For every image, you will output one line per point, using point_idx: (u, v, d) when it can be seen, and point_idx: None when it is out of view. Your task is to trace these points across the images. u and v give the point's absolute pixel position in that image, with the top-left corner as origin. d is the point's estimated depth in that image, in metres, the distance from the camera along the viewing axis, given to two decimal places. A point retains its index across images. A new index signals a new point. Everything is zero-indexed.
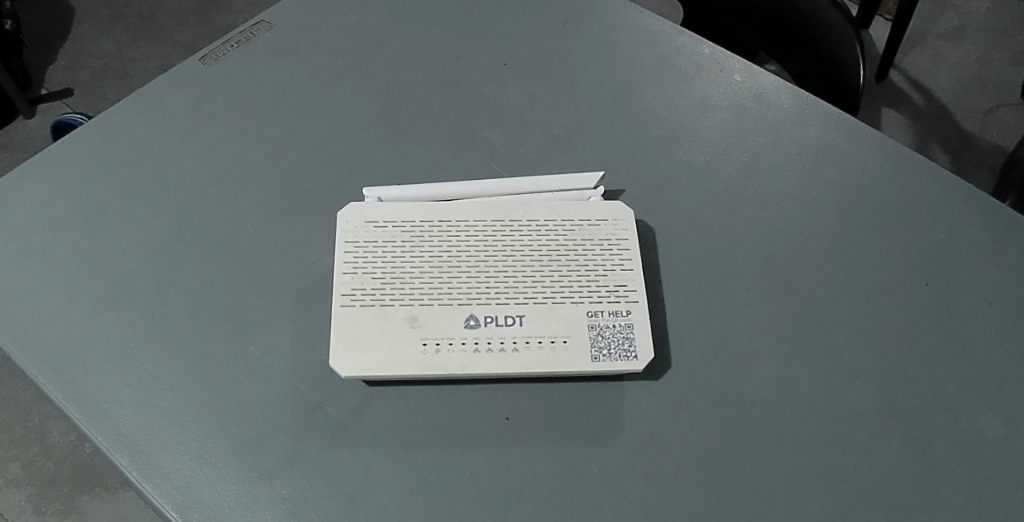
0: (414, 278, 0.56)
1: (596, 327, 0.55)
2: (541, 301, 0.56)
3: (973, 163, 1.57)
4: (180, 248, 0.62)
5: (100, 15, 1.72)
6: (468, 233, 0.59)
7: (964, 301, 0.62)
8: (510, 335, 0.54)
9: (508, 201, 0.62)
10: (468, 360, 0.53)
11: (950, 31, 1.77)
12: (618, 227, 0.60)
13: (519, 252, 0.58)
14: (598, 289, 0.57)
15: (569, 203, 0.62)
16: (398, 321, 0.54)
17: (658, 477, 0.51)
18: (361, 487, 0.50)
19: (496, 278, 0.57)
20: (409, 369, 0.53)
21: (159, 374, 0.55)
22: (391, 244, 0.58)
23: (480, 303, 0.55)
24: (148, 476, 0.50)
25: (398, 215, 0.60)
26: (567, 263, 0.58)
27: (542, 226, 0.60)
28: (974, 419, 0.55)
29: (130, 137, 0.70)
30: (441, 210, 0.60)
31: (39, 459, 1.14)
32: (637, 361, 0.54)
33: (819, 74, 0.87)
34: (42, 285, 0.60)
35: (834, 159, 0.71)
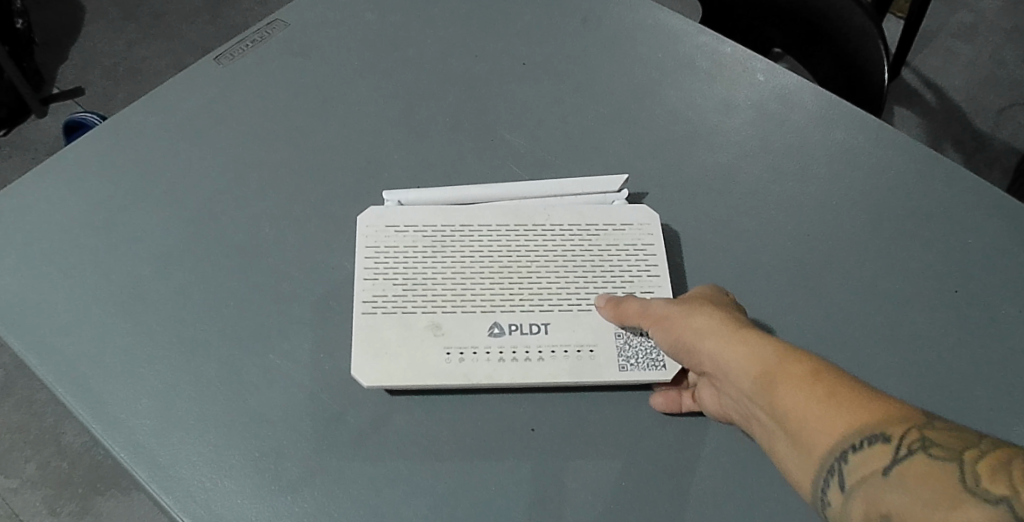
0: (436, 285, 0.55)
1: (624, 335, 0.54)
2: (566, 308, 0.55)
3: (987, 163, 1.54)
4: (197, 254, 0.61)
5: (111, 14, 1.72)
6: (491, 238, 0.58)
7: (994, 308, 0.60)
8: (536, 343, 0.53)
9: (529, 206, 0.60)
10: (493, 371, 0.52)
11: (965, 28, 1.74)
12: (643, 233, 0.59)
13: (543, 260, 0.57)
14: (625, 298, 0.56)
15: (592, 208, 0.60)
16: (420, 330, 0.53)
17: (688, 490, 0.50)
18: (384, 501, 0.49)
19: (520, 284, 0.55)
20: (432, 380, 0.51)
21: (178, 383, 0.54)
22: (411, 250, 0.57)
23: (504, 310, 0.54)
24: (167, 489, 0.49)
25: (418, 219, 0.58)
26: (593, 272, 0.57)
27: (566, 233, 0.59)
28: (1008, 432, 0.54)
29: (146, 140, 0.69)
30: (461, 214, 0.59)
31: (53, 460, 1.13)
32: (665, 371, 0.52)
33: (840, 74, 0.85)
34: (60, 292, 0.59)
35: (860, 162, 0.69)
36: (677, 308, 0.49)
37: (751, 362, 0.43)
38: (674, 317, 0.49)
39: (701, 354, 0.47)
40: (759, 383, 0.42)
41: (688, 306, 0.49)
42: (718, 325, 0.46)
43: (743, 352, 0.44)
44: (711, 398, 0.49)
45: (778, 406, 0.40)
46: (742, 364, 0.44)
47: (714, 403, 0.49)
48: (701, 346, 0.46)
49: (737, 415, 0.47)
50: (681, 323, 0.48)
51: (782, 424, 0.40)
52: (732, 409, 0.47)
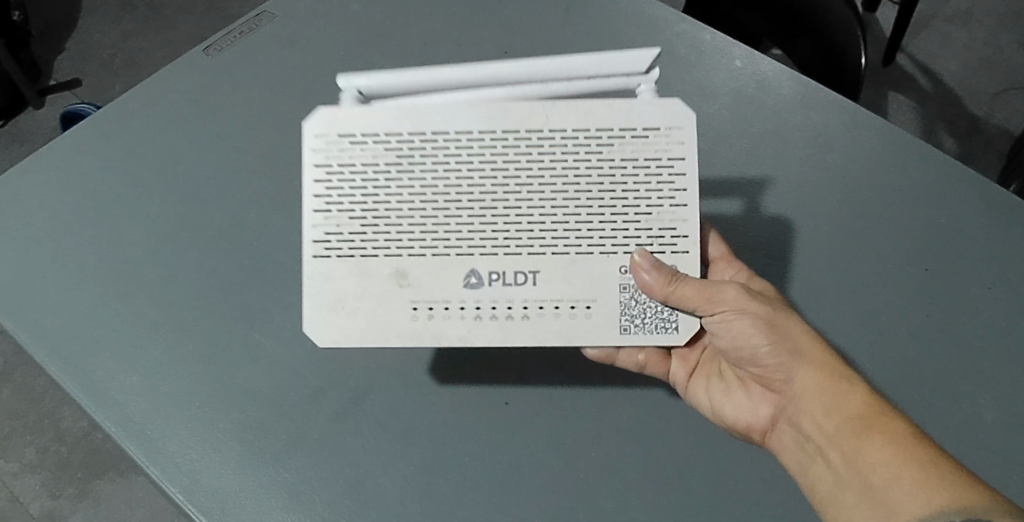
0: (399, 219, 0.47)
1: (631, 288, 0.48)
2: (560, 251, 0.48)
3: (981, 148, 1.56)
4: (184, 237, 0.63)
5: (105, 6, 1.73)
6: (469, 156, 0.46)
7: (960, 288, 0.62)
8: (520, 297, 0.48)
9: (522, 108, 0.46)
10: (470, 330, 0.48)
11: (960, 13, 1.75)
12: (671, 140, 0.47)
13: (534, 179, 0.46)
14: (637, 229, 0.47)
15: (607, 105, 0.46)
16: (384, 279, 0.48)
17: (652, 460, 0.53)
18: (367, 473, 0.52)
19: (501, 213, 0.47)
20: (399, 337, 0.48)
21: (166, 361, 0.56)
22: (369, 176, 0.47)
23: (482, 253, 0.47)
24: (154, 460, 0.51)
25: (376, 136, 0.47)
26: (597, 192, 0.47)
27: (568, 138, 0.46)
28: (959, 405, 0.57)
29: (135, 127, 0.71)
30: (435, 122, 0.46)
31: (53, 445, 1.16)
32: (676, 334, 0.49)
33: (821, 59, 0.86)
34: (51, 275, 0.61)
35: (835, 146, 0.71)
36: (782, 326, 0.48)
37: (840, 407, 0.46)
38: (769, 329, 0.48)
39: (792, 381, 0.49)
40: (855, 427, 0.44)
41: (791, 322, 0.49)
42: (823, 362, 0.48)
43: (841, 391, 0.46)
44: (749, 409, 0.52)
45: (862, 452, 0.43)
46: (841, 406, 0.46)
47: (756, 421, 0.51)
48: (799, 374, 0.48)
49: (787, 439, 0.49)
50: (780, 342, 0.48)
51: (859, 473, 0.43)
52: (781, 433, 0.50)
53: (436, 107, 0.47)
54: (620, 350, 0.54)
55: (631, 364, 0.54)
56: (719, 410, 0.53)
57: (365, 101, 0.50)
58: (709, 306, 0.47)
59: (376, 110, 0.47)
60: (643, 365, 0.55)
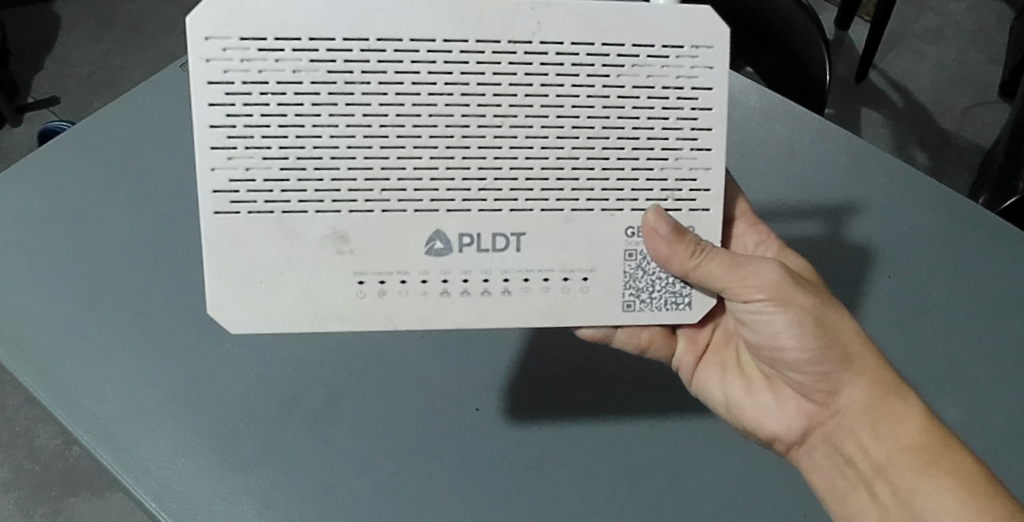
0: (336, 162, 0.42)
1: (638, 257, 0.46)
2: (552, 206, 0.45)
3: (952, 161, 1.61)
4: (161, 250, 0.64)
5: (86, 24, 1.73)
6: (432, 75, 0.42)
7: (917, 298, 0.65)
8: (499, 266, 0.45)
9: (505, 5, 0.42)
10: (435, 308, 0.45)
11: (928, 31, 1.81)
12: (697, 62, 0.44)
13: (517, 112, 0.43)
14: (649, 179, 0.45)
15: (615, 22, 0.43)
16: (317, 243, 0.43)
17: (615, 462, 0.56)
18: (343, 479, 0.52)
19: (476, 154, 0.43)
20: (339, 320, 0.44)
21: (141, 371, 0.57)
22: (290, 98, 0.41)
23: (449, 211, 0.44)
24: (126, 467, 0.52)
25: (296, 42, 0.41)
26: (600, 130, 0.44)
27: (567, 55, 0.43)
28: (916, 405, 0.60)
29: (112, 140, 0.71)
30: (382, 28, 0.41)
31: (27, 463, 1.14)
32: (688, 311, 0.48)
33: (790, 73, 0.87)
34: (24, 286, 0.61)
35: (799, 160, 0.73)
36: (833, 330, 0.48)
37: (899, 439, 0.48)
38: (815, 328, 0.47)
39: (838, 394, 0.50)
40: (915, 460, 0.47)
41: (841, 323, 0.48)
42: (875, 378, 0.49)
43: (901, 422, 0.48)
44: (778, 416, 0.53)
45: (919, 490, 0.46)
46: (897, 435, 0.48)
47: (791, 431, 0.52)
48: (847, 388, 0.49)
49: (819, 454, 0.52)
50: (833, 352, 0.48)
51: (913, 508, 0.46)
52: (813, 447, 0.52)
53: (383, 3, 0.41)
54: (620, 331, 0.57)
55: (631, 343, 0.57)
56: (749, 419, 0.54)
57: None
58: (740, 283, 0.46)
59: (297, 7, 0.41)
60: (646, 346, 0.58)
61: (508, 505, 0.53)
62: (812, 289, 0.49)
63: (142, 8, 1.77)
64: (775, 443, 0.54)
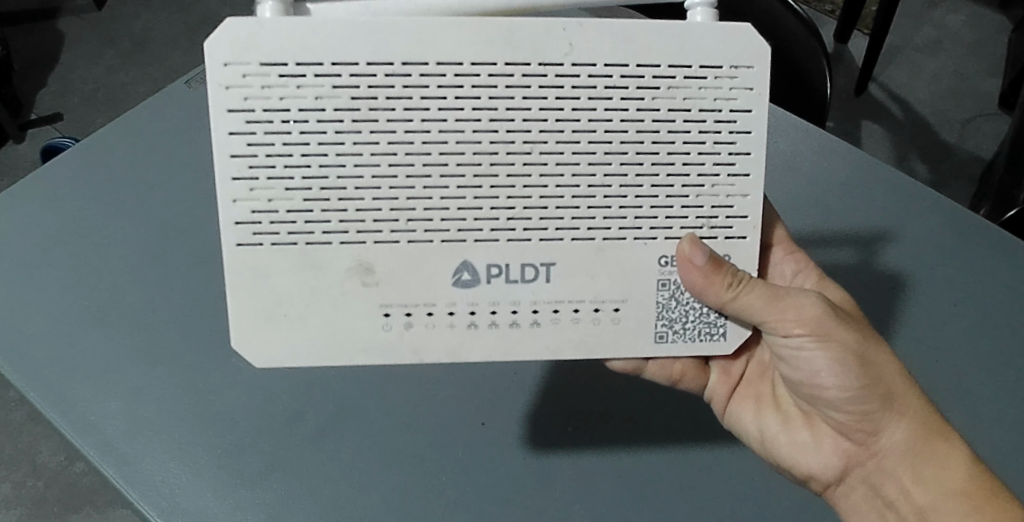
0: (360, 192, 0.41)
1: (672, 287, 0.44)
2: (583, 235, 0.43)
3: (953, 173, 1.61)
4: (167, 265, 0.64)
5: (90, 42, 1.75)
6: (458, 100, 0.40)
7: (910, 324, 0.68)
8: (526, 297, 0.44)
9: (539, 24, 0.40)
10: (463, 341, 0.44)
11: (926, 44, 1.82)
12: (735, 83, 0.42)
13: (547, 137, 0.41)
14: (684, 206, 0.43)
15: (650, 36, 0.41)
16: (341, 276, 0.42)
17: (622, 473, 0.56)
18: (348, 495, 0.53)
19: (505, 182, 0.41)
20: (363, 353, 0.43)
21: (148, 386, 0.57)
22: (313, 125, 0.40)
23: (477, 241, 0.42)
24: (134, 484, 0.52)
25: (319, 67, 0.39)
26: (635, 155, 0.42)
27: (602, 76, 0.41)
28: None
29: (118, 156, 0.72)
30: (407, 51, 0.39)
31: (29, 480, 1.14)
32: (724, 343, 0.46)
33: (792, 89, 0.87)
34: (30, 301, 0.62)
35: (799, 176, 0.77)
36: (877, 370, 0.47)
37: (947, 483, 0.47)
38: (856, 367, 0.46)
39: (878, 435, 0.49)
40: (960, 506, 0.46)
41: (884, 362, 0.47)
42: (919, 420, 0.48)
43: (947, 466, 0.47)
44: (813, 454, 0.52)
45: None
46: (940, 479, 0.48)
47: (828, 471, 0.52)
48: (889, 430, 0.49)
49: (856, 496, 0.51)
50: (875, 392, 0.47)
51: None
52: (851, 488, 0.52)
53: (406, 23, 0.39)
54: (651, 363, 0.56)
55: (662, 375, 0.57)
56: (781, 457, 0.53)
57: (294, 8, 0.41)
58: (782, 319, 0.45)
59: (315, 28, 0.39)
60: (677, 378, 0.57)
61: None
62: (855, 325, 0.47)
63: (145, 25, 1.79)
64: (812, 482, 0.53)
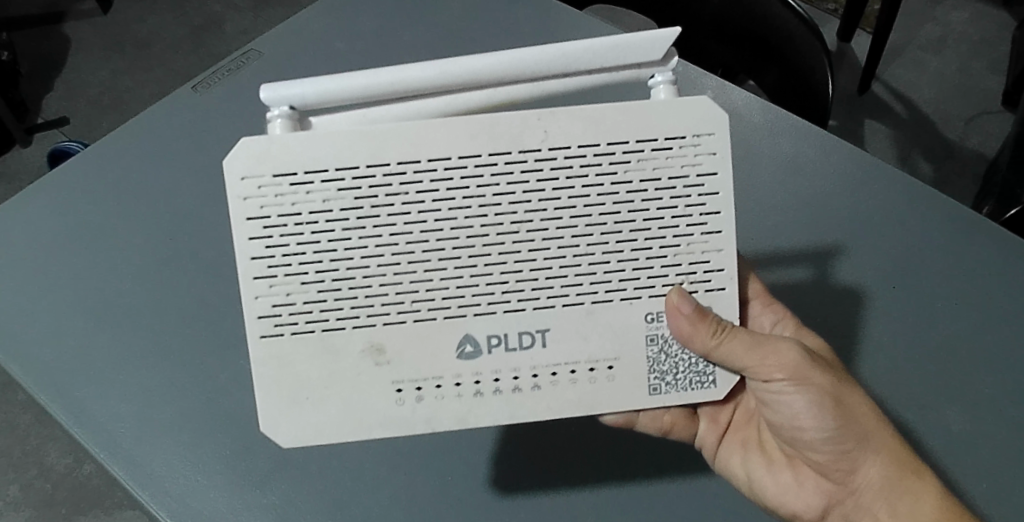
0: (368, 280, 0.42)
1: (661, 342, 0.45)
2: (573, 300, 0.44)
3: (957, 172, 1.61)
4: (173, 268, 0.65)
5: (96, 46, 1.76)
6: (450, 191, 0.42)
7: (913, 316, 0.66)
8: (529, 362, 0.44)
9: (516, 116, 0.42)
10: (472, 408, 0.44)
11: (930, 42, 1.82)
12: (699, 150, 0.43)
13: (534, 216, 0.42)
14: (663, 265, 0.44)
15: (620, 112, 0.42)
16: (355, 357, 0.43)
17: (623, 475, 0.57)
18: (355, 495, 0.54)
19: (497, 260, 0.43)
20: (382, 427, 0.44)
21: (154, 389, 0.57)
22: (323, 226, 0.41)
23: (476, 315, 0.43)
24: (143, 486, 0.53)
25: (325, 173, 0.41)
26: (615, 225, 0.43)
27: (583, 157, 0.42)
28: (919, 415, 0.61)
29: (125, 160, 0.73)
30: (401, 151, 0.41)
31: (37, 483, 1.15)
32: (714, 388, 0.47)
33: (791, 89, 0.87)
34: (38, 305, 0.62)
35: (804, 175, 0.76)
36: (852, 408, 0.48)
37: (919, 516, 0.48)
38: (833, 406, 0.47)
39: (855, 473, 0.50)
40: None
41: (858, 400, 0.48)
42: (892, 456, 0.49)
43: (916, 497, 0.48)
44: (798, 495, 0.53)
45: None
46: (914, 513, 0.48)
47: (811, 508, 0.53)
48: (864, 467, 0.50)
49: None
50: (850, 432, 0.48)
51: None
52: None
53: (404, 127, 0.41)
54: (642, 415, 0.56)
55: (653, 427, 0.56)
56: (765, 497, 0.54)
57: (299, 119, 0.43)
58: (763, 365, 0.45)
59: (323, 139, 0.41)
60: (668, 429, 0.57)
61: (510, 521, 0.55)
62: (829, 367, 0.49)
63: (150, 29, 1.80)
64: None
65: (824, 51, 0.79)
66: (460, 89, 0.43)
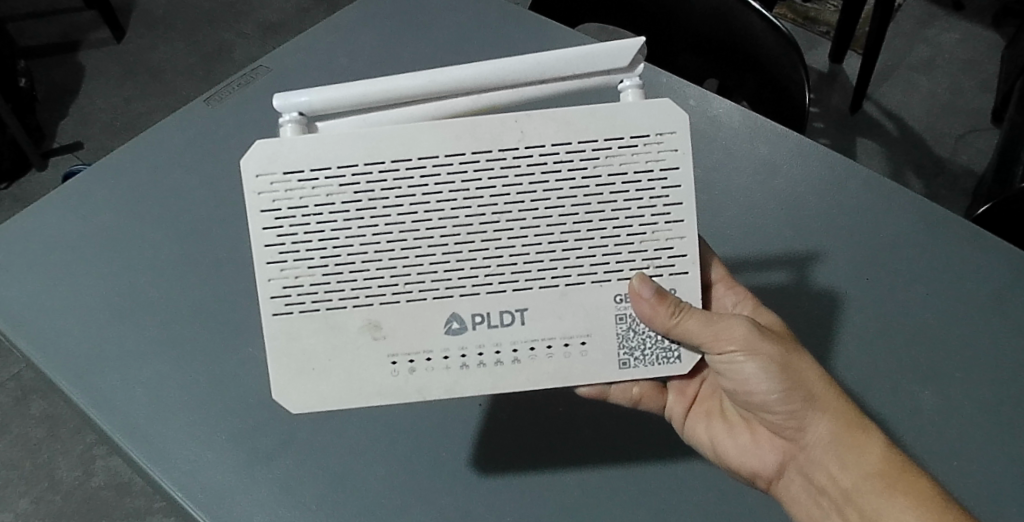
0: (365, 265, 0.46)
1: (628, 320, 0.48)
2: (549, 283, 0.47)
3: (948, 186, 1.65)
4: (185, 264, 0.69)
5: (110, 73, 1.83)
6: (439, 184, 0.45)
7: (891, 311, 0.69)
8: (511, 337, 0.48)
9: (495, 118, 0.45)
10: (458, 380, 0.47)
11: (917, 61, 1.88)
12: (662, 148, 0.47)
13: (514, 207, 0.46)
14: (631, 251, 0.48)
15: (589, 114, 0.46)
16: (354, 332, 0.47)
17: (607, 454, 0.60)
18: (359, 473, 0.58)
19: (481, 247, 0.46)
20: (378, 397, 0.47)
21: (167, 372, 0.62)
22: (325, 217, 0.45)
23: (462, 296, 0.47)
24: (155, 460, 0.57)
25: (328, 170, 0.45)
26: (586, 215, 0.47)
27: (556, 152, 0.46)
28: (897, 398, 0.64)
29: (140, 165, 0.77)
30: (394, 150, 0.45)
31: (47, 495, 1.17)
32: (678, 364, 0.50)
33: (766, 98, 0.92)
34: (61, 299, 0.67)
35: (783, 176, 0.80)
36: (798, 374, 0.52)
37: (863, 462, 0.51)
38: (780, 373, 0.51)
39: (805, 430, 0.54)
40: (876, 485, 0.50)
41: (804, 366, 0.52)
42: (836, 413, 0.52)
43: (858, 445, 0.51)
44: (755, 454, 0.57)
45: (884, 509, 0.49)
46: (858, 461, 0.51)
47: (767, 468, 0.56)
48: (812, 424, 0.53)
49: (795, 487, 0.55)
50: (797, 394, 0.52)
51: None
52: (789, 480, 0.55)
53: (390, 130, 0.45)
54: (614, 387, 0.59)
55: (624, 399, 0.59)
56: (728, 460, 0.57)
57: (308, 124, 0.47)
58: (718, 339, 0.48)
59: (325, 141, 0.45)
60: (637, 399, 0.60)
61: (504, 495, 0.58)
62: (778, 337, 0.52)
63: (163, 57, 1.87)
64: (756, 480, 0.57)
65: (799, 62, 0.84)
66: (446, 97, 0.47)
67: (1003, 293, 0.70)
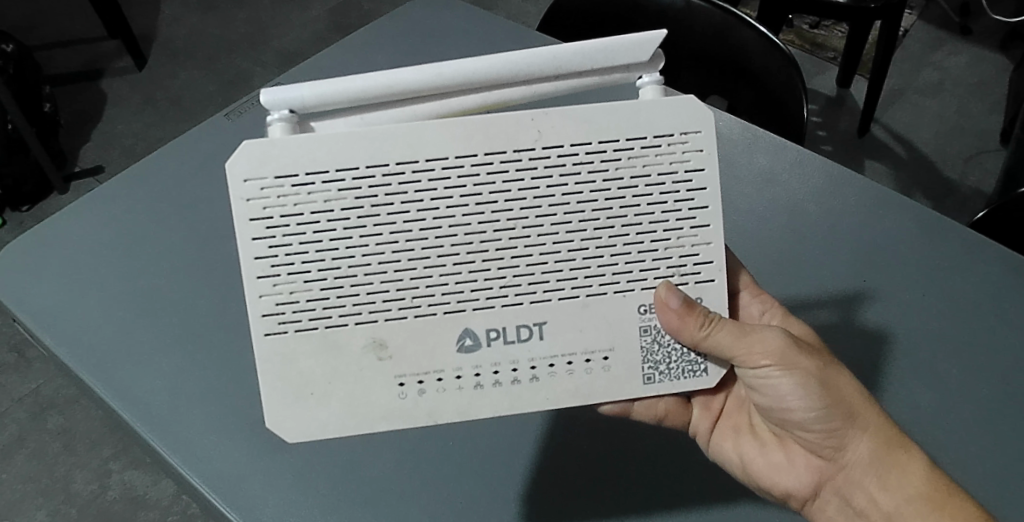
0: (369, 277, 0.47)
1: (653, 332, 0.51)
2: (569, 295, 0.49)
3: (956, 206, 1.65)
4: (205, 271, 0.73)
5: (132, 100, 1.90)
6: (447, 189, 0.47)
7: (903, 321, 0.70)
8: (528, 355, 0.50)
9: (510, 117, 0.47)
10: (471, 401, 0.49)
11: (923, 84, 1.90)
12: (688, 147, 0.49)
13: (529, 213, 0.48)
14: (656, 259, 0.50)
15: (611, 110, 0.48)
16: (358, 354, 0.49)
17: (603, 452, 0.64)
18: (367, 463, 0.62)
19: (495, 256, 0.48)
20: (385, 420, 0.49)
21: (187, 370, 0.66)
22: (323, 224, 0.46)
23: (476, 309, 0.49)
24: (172, 448, 0.61)
25: (325, 175, 0.46)
26: (607, 221, 0.48)
27: (568, 155, 0.48)
28: (903, 403, 0.65)
29: (164, 179, 0.82)
30: (399, 152, 0.46)
31: (63, 507, 1.19)
32: (706, 377, 0.52)
33: (762, 110, 0.95)
34: (87, 303, 0.71)
35: (785, 187, 0.82)
36: (839, 390, 0.53)
37: (909, 486, 0.53)
38: (819, 389, 0.52)
39: (845, 450, 0.55)
40: (922, 507, 0.53)
41: (844, 382, 0.53)
42: (878, 434, 0.54)
43: (902, 468, 0.53)
44: (791, 474, 0.58)
45: None
46: (902, 485, 0.53)
47: (802, 489, 0.57)
48: (853, 444, 0.54)
49: (831, 507, 0.57)
50: (837, 411, 0.53)
51: None
52: (826, 501, 0.57)
53: (396, 128, 0.46)
54: (637, 404, 0.61)
55: (649, 416, 0.62)
56: (762, 483, 0.58)
57: (298, 121, 0.49)
58: (750, 352, 0.50)
59: (321, 141, 0.46)
60: (662, 416, 0.62)
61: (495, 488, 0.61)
62: (815, 352, 0.53)
63: (184, 84, 1.94)
64: (789, 500, 0.58)
65: (797, 75, 0.88)
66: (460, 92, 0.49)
67: (1016, 304, 0.71)
